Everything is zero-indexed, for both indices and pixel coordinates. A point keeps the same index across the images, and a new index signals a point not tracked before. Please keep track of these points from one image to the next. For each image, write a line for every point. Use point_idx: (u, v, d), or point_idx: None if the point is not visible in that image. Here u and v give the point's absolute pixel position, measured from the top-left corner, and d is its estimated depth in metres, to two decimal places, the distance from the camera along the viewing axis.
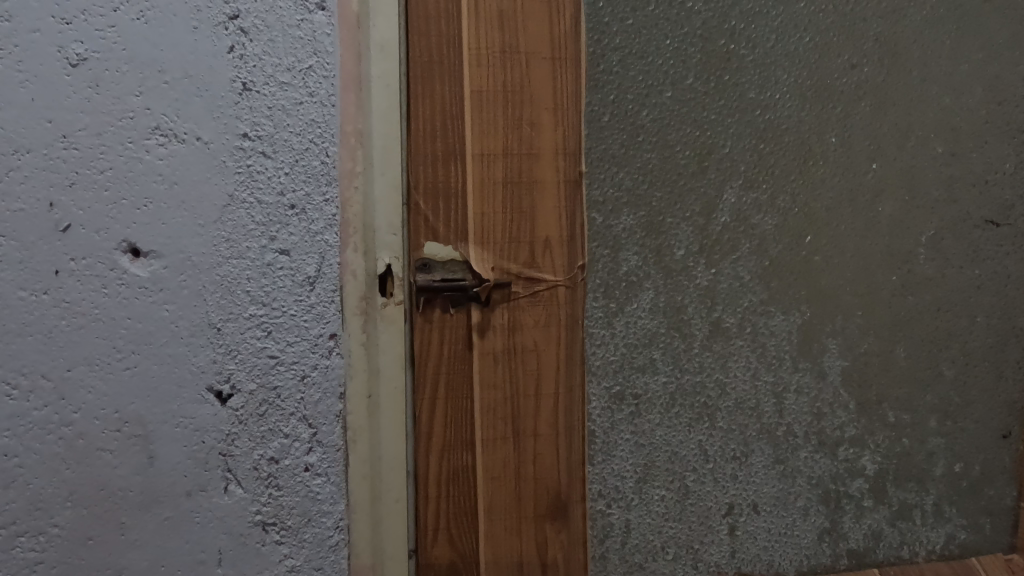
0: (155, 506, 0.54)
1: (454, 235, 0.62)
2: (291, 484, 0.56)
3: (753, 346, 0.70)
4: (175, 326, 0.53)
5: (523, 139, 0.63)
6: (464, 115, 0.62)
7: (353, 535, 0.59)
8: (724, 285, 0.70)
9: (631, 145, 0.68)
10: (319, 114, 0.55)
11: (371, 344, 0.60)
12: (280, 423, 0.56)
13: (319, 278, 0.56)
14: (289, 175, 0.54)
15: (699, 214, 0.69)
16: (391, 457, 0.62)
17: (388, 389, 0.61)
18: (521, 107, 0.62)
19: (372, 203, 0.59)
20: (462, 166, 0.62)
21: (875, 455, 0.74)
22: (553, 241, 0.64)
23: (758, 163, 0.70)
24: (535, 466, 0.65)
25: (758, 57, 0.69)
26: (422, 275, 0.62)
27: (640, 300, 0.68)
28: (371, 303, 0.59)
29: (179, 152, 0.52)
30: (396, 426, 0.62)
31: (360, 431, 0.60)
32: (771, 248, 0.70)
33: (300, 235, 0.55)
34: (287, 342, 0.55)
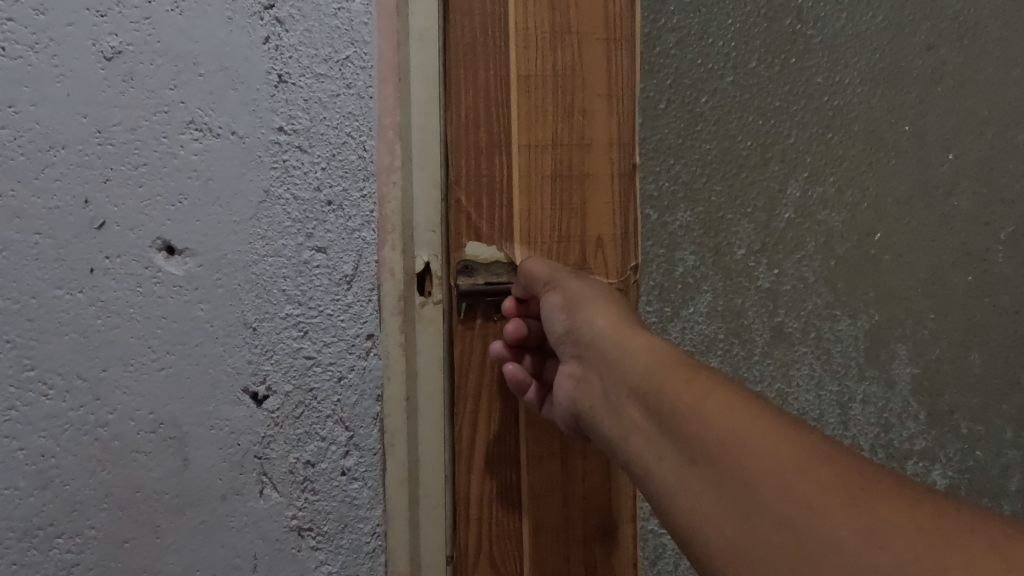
0: (189, 509, 0.53)
1: (498, 234, 0.56)
2: (328, 488, 0.55)
3: (817, 351, 0.69)
4: (210, 325, 0.52)
5: (574, 129, 0.56)
6: (511, 102, 0.55)
7: (391, 540, 0.58)
8: (787, 286, 0.69)
9: (689, 136, 0.66)
10: (356, 107, 0.54)
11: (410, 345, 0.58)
12: (316, 426, 0.55)
13: (357, 276, 0.54)
14: (326, 170, 0.53)
15: (762, 210, 0.68)
16: (429, 462, 0.59)
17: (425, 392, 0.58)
18: (573, 94, 0.56)
19: (410, 201, 0.56)
20: (508, 159, 0.56)
21: (946, 469, 0.74)
22: (605, 239, 0.57)
23: (825, 153, 0.69)
24: (585, 484, 0.59)
25: (827, 38, 0.68)
26: (465, 278, 0.56)
27: (698, 303, 0.67)
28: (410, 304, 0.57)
29: (213, 146, 0.51)
30: (434, 430, 0.59)
31: (397, 434, 0.58)
32: (838, 248, 0.70)
33: (337, 232, 0.54)
34: (324, 342, 0.54)
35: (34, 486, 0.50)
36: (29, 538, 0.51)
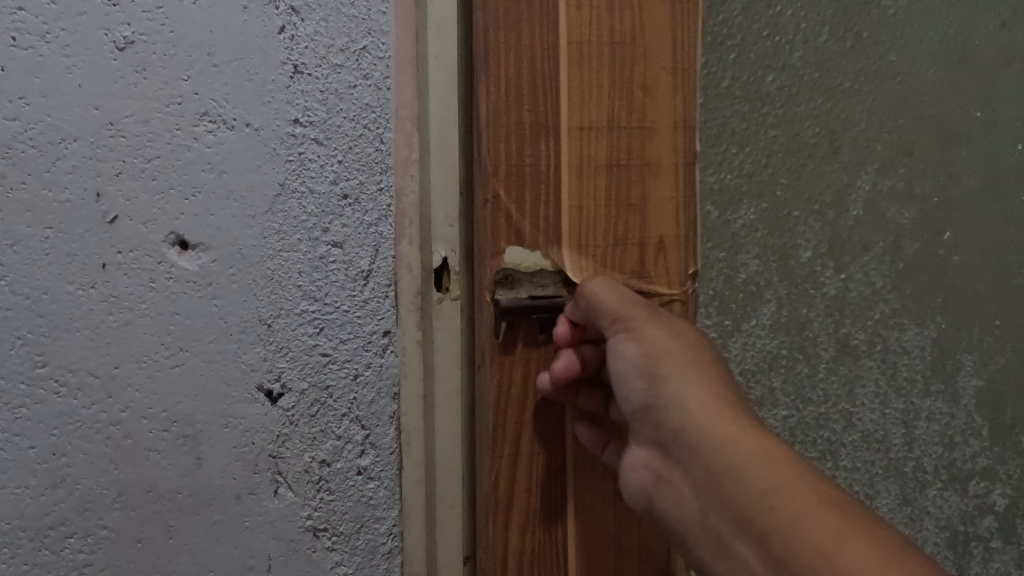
0: (203, 509, 0.52)
1: (546, 237, 0.48)
2: (344, 488, 0.54)
3: (883, 367, 0.68)
4: (224, 321, 0.51)
5: (633, 107, 0.49)
6: (561, 82, 0.47)
7: (408, 542, 0.56)
8: (853, 292, 0.66)
9: (753, 119, 0.62)
10: (374, 98, 0.52)
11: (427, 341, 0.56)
12: (331, 424, 0.53)
13: (373, 272, 0.53)
14: (342, 163, 0.52)
15: (829, 206, 0.65)
16: (445, 461, 0.58)
17: (443, 392, 0.57)
18: (633, 68, 0.48)
19: (428, 195, 0.55)
20: (556, 147, 0.48)
21: (1007, 489, 0.73)
22: (667, 241, 0.50)
23: (895, 140, 0.66)
24: (639, 531, 0.52)
25: (901, 12, 0.65)
26: (506, 291, 0.49)
27: (761, 313, 0.64)
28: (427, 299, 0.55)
29: (228, 139, 0.50)
30: (451, 430, 0.57)
31: (414, 434, 0.56)
32: (906, 249, 0.67)
33: (353, 226, 0.52)
34: (340, 339, 0.53)
35: (46, 484, 0.50)
36: (40, 538, 0.50)
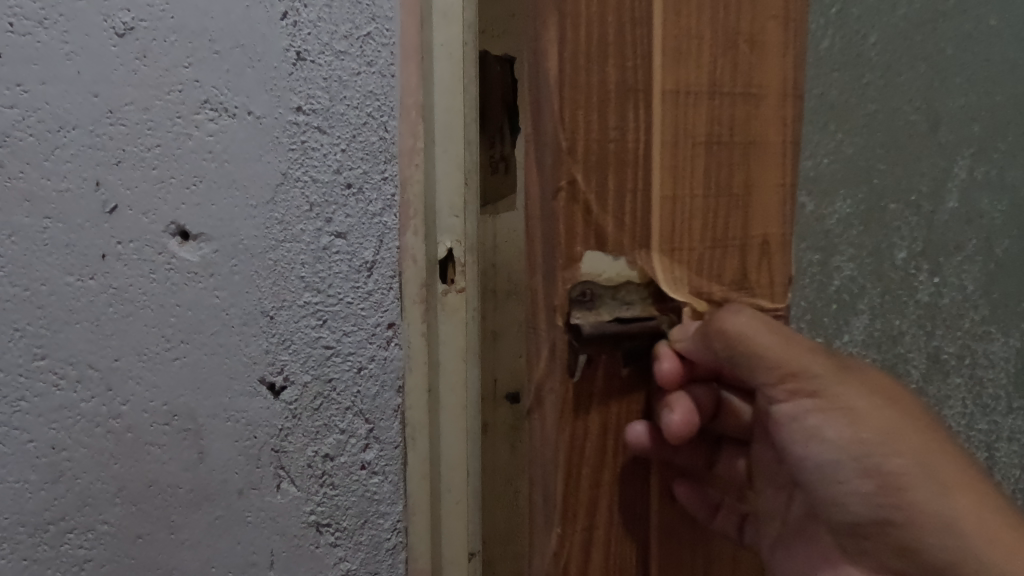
0: (205, 504, 0.52)
1: (630, 237, 0.40)
2: (347, 483, 0.54)
3: (970, 384, 0.72)
4: (226, 314, 0.50)
5: (740, 67, 0.41)
6: (655, 47, 0.39)
7: (412, 536, 0.56)
8: (947, 298, 0.68)
9: (854, 91, 0.60)
10: (378, 86, 0.51)
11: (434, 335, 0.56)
12: (335, 418, 0.53)
13: (377, 263, 0.53)
14: (345, 152, 0.51)
15: (928, 193, 0.65)
16: (450, 455, 0.58)
17: (448, 384, 0.57)
18: (742, 19, 0.40)
19: (433, 183, 0.55)
20: (646, 121, 0.39)
21: None
22: (770, 242, 0.43)
23: (988, 118, 0.66)
24: None
25: None
26: (583, 311, 0.40)
27: (857, 324, 0.65)
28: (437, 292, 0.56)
29: (230, 127, 0.49)
30: (456, 422, 0.58)
31: (419, 428, 0.56)
32: (998, 248, 0.69)
33: (357, 216, 0.52)
34: (343, 332, 0.52)
35: (46, 479, 0.49)
36: (39, 533, 0.49)
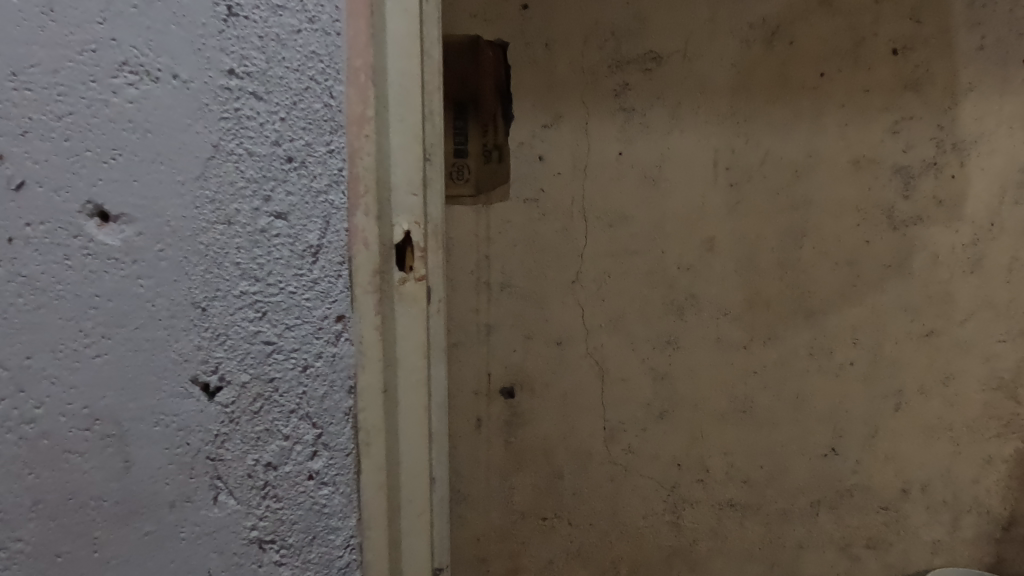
0: (135, 517, 0.69)
1: None
2: (292, 487, 0.74)
3: None
4: (149, 301, 0.67)
5: None
6: None
7: (366, 511, 0.78)
8: None
9: None
10: (318, 46, 0.68)
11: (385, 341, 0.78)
12: (278, 421, 0.72)
13: (321, 248, 0.71)
14: (283, 120, 0.68)
15: None
16: (406, 432, 0.81)
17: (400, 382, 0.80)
18: None
19: (384, 150, 0.75)
20: None
21: None
22: None
23: None
24: None
25: None
26: None
27: None
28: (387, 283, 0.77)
29: (151, 90, 0.64)
30: (416, 415, 0.82)
31: (370, 411, 0.77)
32: None
33: (296, 186, 0.69)
34: (285, 327, 0.70)
35: None
36: None
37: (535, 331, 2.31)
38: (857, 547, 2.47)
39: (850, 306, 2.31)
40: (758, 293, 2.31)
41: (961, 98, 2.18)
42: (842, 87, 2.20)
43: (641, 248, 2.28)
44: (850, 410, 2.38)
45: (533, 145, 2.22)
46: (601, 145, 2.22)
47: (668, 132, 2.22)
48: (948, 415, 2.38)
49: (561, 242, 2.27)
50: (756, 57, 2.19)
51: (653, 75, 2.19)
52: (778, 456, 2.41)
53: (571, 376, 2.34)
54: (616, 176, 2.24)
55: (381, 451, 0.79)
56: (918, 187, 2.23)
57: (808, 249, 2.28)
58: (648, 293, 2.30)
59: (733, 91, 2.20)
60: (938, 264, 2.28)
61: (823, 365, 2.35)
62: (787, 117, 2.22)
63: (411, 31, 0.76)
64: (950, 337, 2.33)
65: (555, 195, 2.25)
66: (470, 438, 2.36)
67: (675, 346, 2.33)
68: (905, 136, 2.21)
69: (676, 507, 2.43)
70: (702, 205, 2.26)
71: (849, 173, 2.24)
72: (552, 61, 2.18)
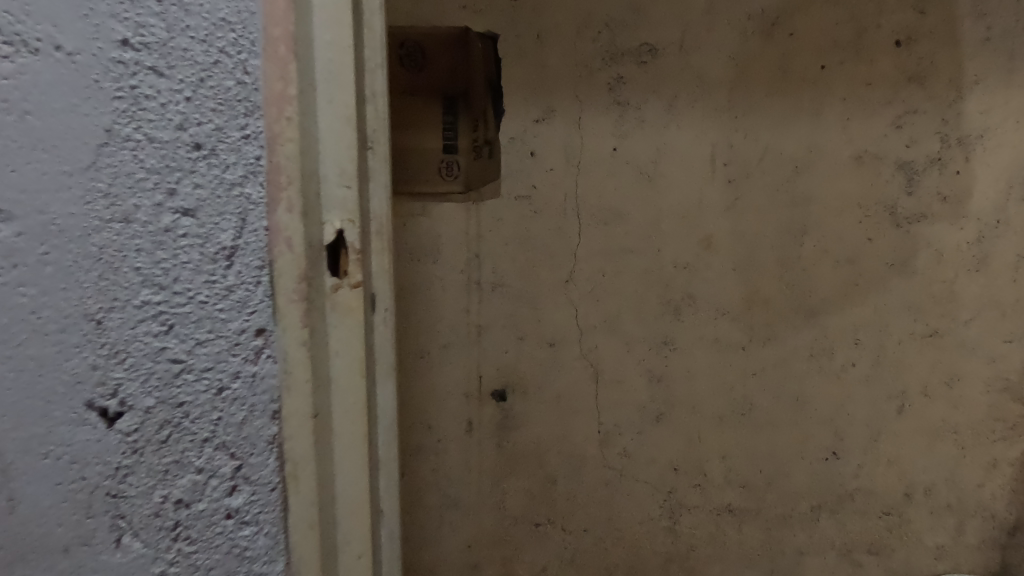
0: (27, 564, 0.64)
1: None
2: (210, 528, 0.67)
3: None
4: (30, 314, 0.60)
5: None
6: None
7: (298, 554, 0.71)
8: None
9: None
10: (229, 13, 0.61)
11: (315, 359, 0.70)
12: (190, 452, 0.65)
13: (237, 250, 0.64)
14: (189, 99, 0.61)
15: None
16: (346, 458, 0.74)
17: (334, 407, 0.72)
18: None
19: (313, 133, 0.67)
20: None
21: None
22: None
23: None
24: None
25: None
26: None
27: None
28: (317, 295, 0.69)
29: (26, 60, 0.58)
30: (358, 437, 0.74)
31: (301, 441, 0.69)
32: None
33: (206, 176, 0.62)
34: (196, 344, 0.64)
35: None
36: None
37: (528, 332, 2.24)
38: (859, 553, 2.41)
39: (852, 307, 2.25)
40: (757, 292, 2.24)
41: (966, 91, 2.12)
42: (843, 80, 2.13)
43: (636, 246, 2.21)
44: (852, 412, 2.31)
45: (525, 140, 2.15)
46: (595, 140, 2.16)
47: (664, 126, 2.16)
48: (953, 417, 2.32)
49: (554, 241, 2.20)
50: (756, 49, 2.12)
51: (648, 68, 2.12)
52: (778, 459, 2.34)
53: (565, 378, 2.27)
54: (610, 172, 2.18)
55: (313, 485, 0.71)
56: (922, 183, 2.17)
57: (809, 247, 2.21)
58: (644, 293, 2.24)
59: (731, 84, 2.14)
60: (942, 262, 2.21)
61: (824, 366, 2.28)
62: (787, 111, 2.15)
63: (343, 9, 0.69)
64: (954, 337, 2.27)
65: (548, 192, 2.18)
66: (461, 442, 2.29)
67: (672, 347, 2.27)
68: (908, 130, 2.14)
69: (672, 512, 2.36)
70: (699, 202, 2.19)
71: (850, 171, 2.17)
72: (543, 53, 2.11)
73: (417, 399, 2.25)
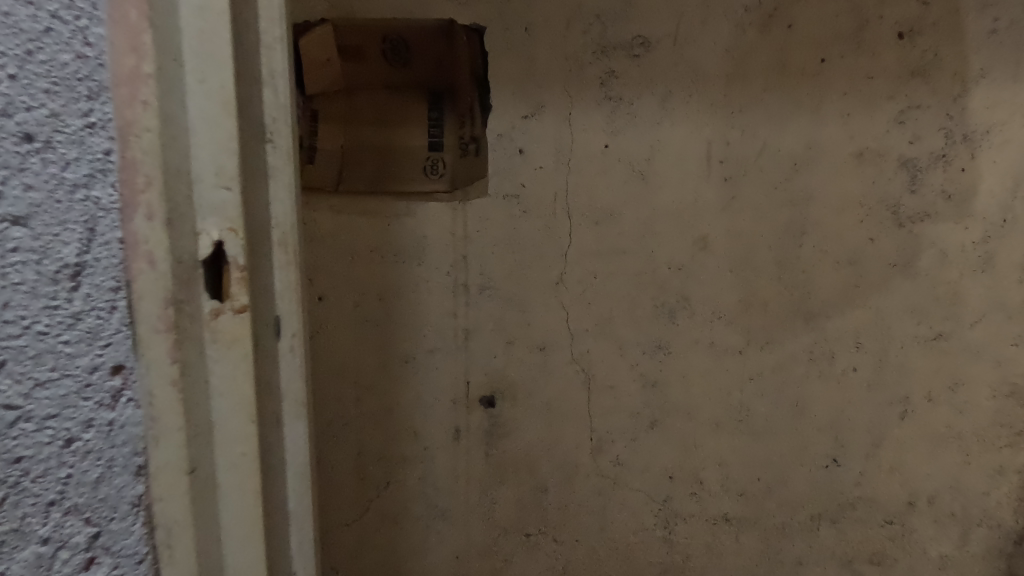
0: None
1: None
2: None
3: None
4: None
5: None
6: None
7: None
8: None
9: None
10: None
11: (192, 408, 0.55)
12: (27, 525, 0.52)
13: (80, 269, 0.50)
14: (7, 72, 0.47)
15: None
16: (237, 522, 0.60)
17: (219, 459, 0.58)
18: None
19: (185, 117, 0.52)
20: None
21: None
22: None
23: None
24: None
25: None
26: None
27: None
28: (187, 327, 0.54)
29: None
30: (251, 496, 0.60)
31: (174, 506, 0.56)
32: None
33: (32, 171, 0.48)
34: (27, 392, 0.50)
35: None
36: None
37: (517, 336, 2.16)
38: (861, 563, 2.33)
39: (852, 309, 2.17)
40: (755, 295, 2.16)
41: (972, 85, 2.03)
42: (844, 73, 2.05)
43: (629, 247, 2.14)
44: (852, 418, 2.24)
45: (513, 138, 2.07)
46: (586, 137, 2.08)
47: (658, 122, 2.08)
48: (958, 423, 2.24)
49: (544, 241, 2.12)
50: (753, 42, 2.04)
51: (641, 61, 2.04)
52: (777, 467, 2.26)
53: (556, 383, 2.19)
54: (602, 170, 2.10)
55: (195, 568, 0.57)
56: (925, 181, 2.09)
57: (809, 248, 2.14)
58: (637, 295, 2.16)
59: (727, 78, 2.06)
60: (947, 263, 2.14)
61: (824, 371, 2.21)
62: (785, 106, 2.07)
63: None
64: (960, 340, 2.19)
65: (537, 191, 2.10)
66: (449, 450, 2.21)
67: (667, 351, 2.19)
68: (911, 125, 2.06)
69: (667, 521, 2.29)
70: (695, 201, 2.12)
71: (852, 168, 2.10)
72: (532, 46, 2.03)
73: (403, 406, 2.18)
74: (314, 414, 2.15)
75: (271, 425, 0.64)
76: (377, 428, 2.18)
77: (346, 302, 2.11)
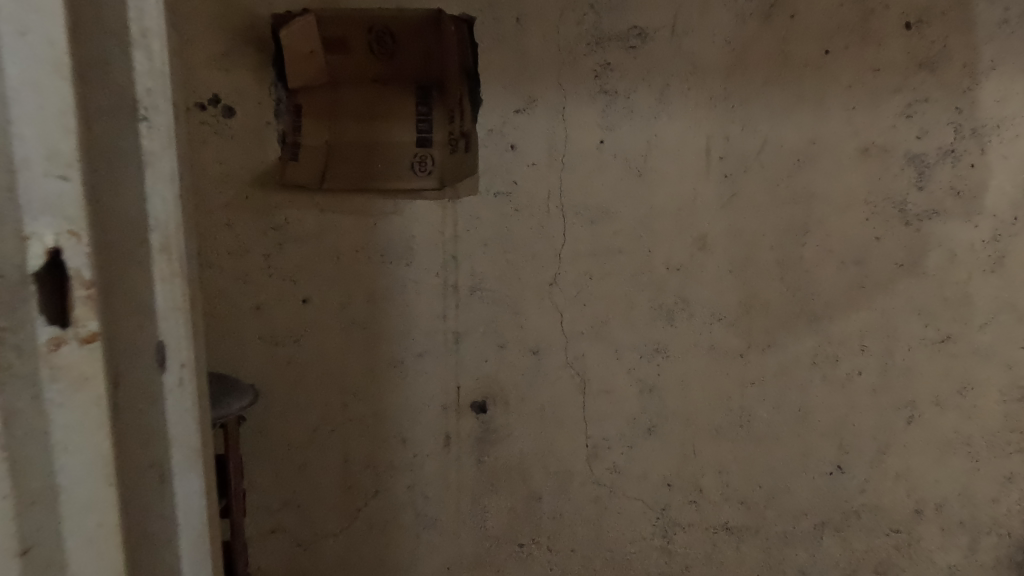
0: None
1: None
2: None
3: None
4: None
5: None
6: None
7: None
8: None
9: None
10: None
11: (22, 454, 0.65)
12: None
13: None
14: None
15: None
16: (80, 522, 0.70)
17: (63, 466, 0.68)
18: None
19: (23, 180, 0.63)
20: None
21: None
22: None
23: None
24: None
25: None
26: None
27: None
28: (28, 354, 0.65)
29: None
30: (94, 499, 0.70)
31: (21, 507, 0.65)
32: None
33: None
34: None
35: None
36: None
37: (509, 339, 2.08)
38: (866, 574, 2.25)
39: (857, 311, 2.09)
40: (756, 296, 2.08)
41: (981, 77, 1.96)
42: (848, 65, 1.98)
43: (625, 247, 2.06)
44: (857, 423, 2.16)
45: (504, 132, 2.00)
46: (580, 132, 2.00)
47: (656, 116, 2.00)
48: (966, 428, 2.16)
49: (537, 241, 2.04)
50: (754, 32, 1.96)
51: (638, 53, 1.96)
52: (779, 474, 2.18)
53: (549, 388, 2.11)
54: (597, 167, 2.02)
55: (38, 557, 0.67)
56: (932, 177, 2.01)
57: (812, 246, 2.06)
58: (633, 296, 2.08)
59: (727, 70, 1.98)
60: (955, 262, 2.06)
61: (827, 375, 2.13)
62: (787, 100, 1.99)
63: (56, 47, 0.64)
64: (968, 343, 2.11)
65: (530, 188, 2.02)
66: (439, 458, 2.13)
67: (665, 355, 2.11)
68: (919, 120, 1.98)
69: (666, 530, 2.20)
70: (693, 199, 2.04)
71: (859, 164, 2.02)
72: (524, 37, 1.95)
73: (391, 412, 2.10)
74: (298, 419, 2.08)
75: (123, 432, 0.74)
76: (364, 434, 2.10)
77: (331, 304, 2.03)
